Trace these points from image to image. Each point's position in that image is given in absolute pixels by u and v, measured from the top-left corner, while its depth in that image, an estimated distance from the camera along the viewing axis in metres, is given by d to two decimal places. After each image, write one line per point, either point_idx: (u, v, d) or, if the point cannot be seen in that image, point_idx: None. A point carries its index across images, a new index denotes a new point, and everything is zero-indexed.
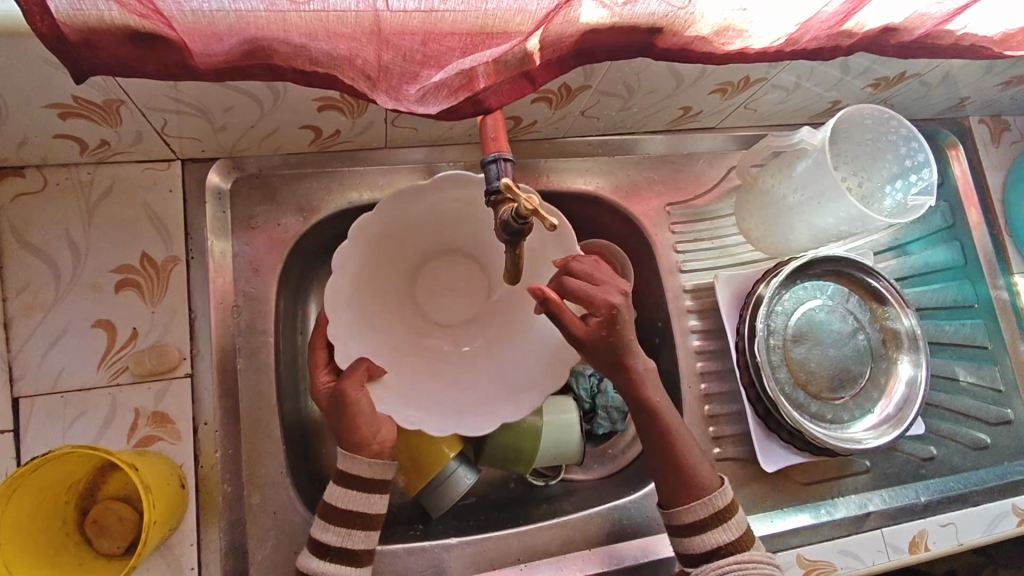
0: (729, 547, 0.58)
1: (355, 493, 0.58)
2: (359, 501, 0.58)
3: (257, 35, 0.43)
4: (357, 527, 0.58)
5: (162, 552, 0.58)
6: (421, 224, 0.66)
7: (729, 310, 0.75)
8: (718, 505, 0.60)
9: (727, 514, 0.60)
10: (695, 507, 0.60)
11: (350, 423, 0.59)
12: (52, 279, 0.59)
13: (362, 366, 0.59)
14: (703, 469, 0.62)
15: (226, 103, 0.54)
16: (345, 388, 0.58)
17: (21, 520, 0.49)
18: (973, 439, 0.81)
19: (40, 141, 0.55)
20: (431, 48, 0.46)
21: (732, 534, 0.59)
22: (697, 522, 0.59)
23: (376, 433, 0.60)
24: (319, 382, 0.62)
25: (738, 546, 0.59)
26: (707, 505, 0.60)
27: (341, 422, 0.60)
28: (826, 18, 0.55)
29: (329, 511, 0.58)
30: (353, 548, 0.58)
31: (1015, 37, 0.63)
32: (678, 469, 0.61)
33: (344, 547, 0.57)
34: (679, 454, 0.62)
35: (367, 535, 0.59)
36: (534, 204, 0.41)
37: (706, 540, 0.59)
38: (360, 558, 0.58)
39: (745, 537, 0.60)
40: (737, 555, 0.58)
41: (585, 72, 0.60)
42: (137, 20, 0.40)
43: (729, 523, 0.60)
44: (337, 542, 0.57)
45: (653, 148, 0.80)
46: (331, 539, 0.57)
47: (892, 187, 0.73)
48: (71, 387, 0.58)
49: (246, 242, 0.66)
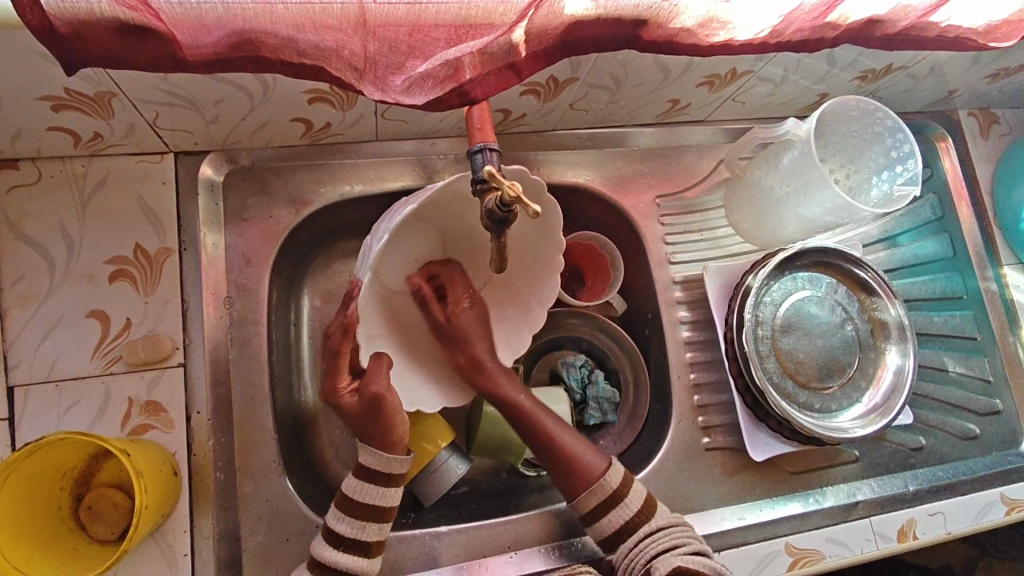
0: (636, 521, 0.61)
1: (373, 487, 0.59)
2: (377, 494, 0.59)
3: (245, 27, 0.44)
4: (370, 519, 0.58)
5: (155, 539, 0.59)
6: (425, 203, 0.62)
7: (718, 300, 0.76)
8: (611, 486, 0.62)
9: (622, 492, 0.62)
10: (591, 492, 0.62)
11: (381, 423, 0.59)
12: (46, 270, 0.60)
13: (385, 358, 0.60)
14: (585, 450, 0.65)
15: (216, 96, 0.55)
16: (373, 389, 0.58)
17: (16, 505, 0.50)
18: (962, 429, 0.82)
19: (33, 133, 0.56)
20: (416, 39, 0.48)
21: (636, 506, 0.61)
22: (597, 508, 0.62)
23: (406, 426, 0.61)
24: (341, 387, 0.62)
25: (642, 517, 0.61)
26: (601, 487, 0.62)
27: (372, 422, 0.59)
28: (810, 10, 0.55)
29: (347, 503, 0.59)
30: (366, 540, 0.58)
31: (999, 29, 0.63)
32: (561, 454, 0.64)
33: (357, 539, 0.58)
34: (555, 437, 0.65)
35: (381, 526, 0.59)
36: (517, 191, 0.42)
37: (614, 522, 0.61)
38: (371, 549, 0.59)
39: (647, 505, 0.62)
40: (647, 527, 0.60)
41: (571, 64, 0.61)
42: (126, 12, 0.41)
43: (628, 498, 0.62)
44: (350, 534, 0.58)
45: (642, 141, 0.80)
46: (343, 531, 0.58)
47: (879, 178, 0.74)
48: (65, 376, 0.59)
49: (238, 234, 0.67)
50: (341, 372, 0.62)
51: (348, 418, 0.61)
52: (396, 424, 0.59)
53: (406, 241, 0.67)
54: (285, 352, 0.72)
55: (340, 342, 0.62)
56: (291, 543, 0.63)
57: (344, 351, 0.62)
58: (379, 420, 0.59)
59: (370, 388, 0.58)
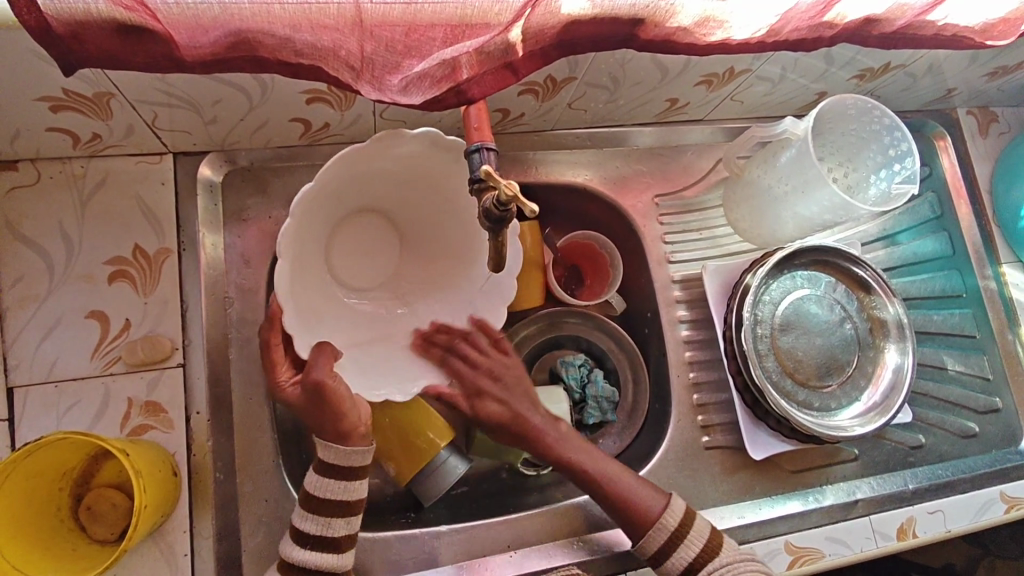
0: (701, 559, 0.60)
1: (333, 481, 0.58)
2: (339, 490, 0.58)
3: (241, 27, 0.44)
4: (336, 515, 0.58)
5: (155, 539, 0.59)
6: (360, 180, 0.63)
7: (717, 300, 0.76)
8: (671, 526, 0.61)
9: (683, 530, 0.61)
10: (653, 535, 0.62)
11: (330, 412, 0.58)
12: (46, 271, 0.60)
13: (327, 347, 0.59)
14: (641, 492, 0.64)
15: (214, 97, 0.55)
16: (314, 377, 0.57)
17: (14, 505, 0.50)
18: (962, 427, 0.82)
19: (32, 134, 0.56)
20: (413, 39, 0.48)
21: (700, 543, 0.61)
22: (662, 551, 0.61)
23: (357, 414, 0.60)
24: (283, 379, 0.61)
25: (708, 555, 0.60)
26: (661, 529, 0.62)
27: (319, 412, 0.59)
28: (807, 9, 0.55)
29: (310, 501, 0.58)
30: (334, 536, 0.58)
31: (996, 27, 0.63)
32: (619, 499, 0.64)
33: (321, 536, 0.57)
34: (612, 485, 0.64)
35: (348, 521, 0.59)
36: (514, 191, 0.42)
37: (680, 561, 0.61)
38: (340, 544, 0.58)
39: (710, 542, 0.61)
40: (714, 564, 0.60)
41: (569, 64, 0.61)
42: (123, 12, 0.41)
43: (690, 536, 0.61)
44: (315, 532, 0.57)
45: (641, 140, 0.80)
46: (309, 529, 0.57)
47: (877, 177, 0.74)
48: (65, 377, 0.59)
49: (238, 235, 0.67)
50: (280, 363, 0.61)
51: (296, 411, 0.60)
52: (345, 409, 0.59)
53: (355, 232, 0.68)
54: None
55: (270, 332, 0.61)
56: None
57: (277, 341, 0.62)
58: (326, 408, 0.58)
59: (312, 376, 0.57)
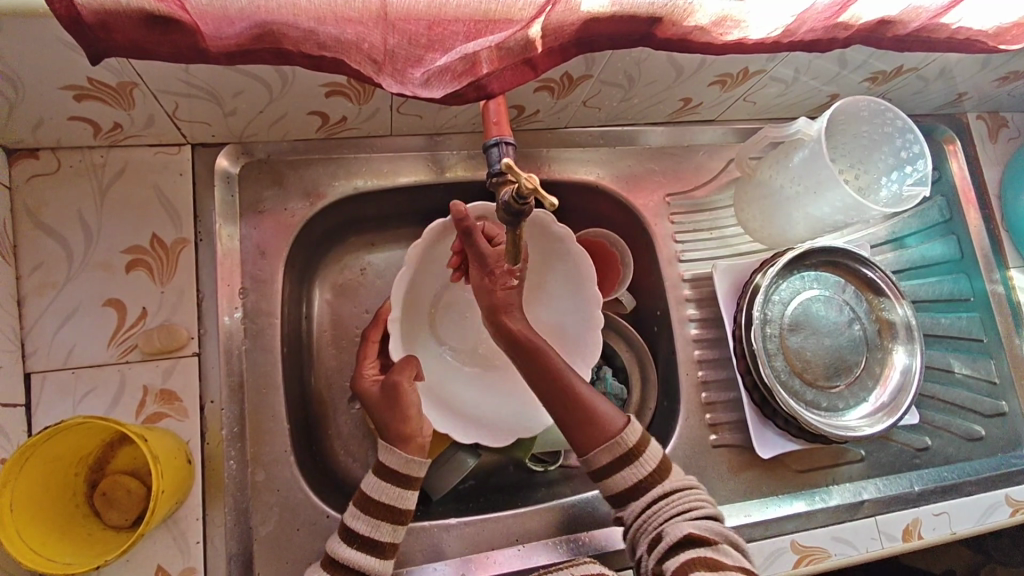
0: (650, 481, 0.59)
1: (389, 485, 0.59)
2: (393, 494, 0.59)
3: (267, 19, 0.45)
4: (385, 518, 0.58)
5: (168, 526, 0.59)
6: None
7: (726, 299, 0.77)
8: (630, 442, 0.59)
9: (640, 450, 0.59)
10: (607, 447, 0.59)
11: (399, 413, 0.62)
12: (65, 258, 0.60)
13: (415, 361, 0.66)
14: (603, 405, 0.61)
15: (235, 88, 0.56)
16: (396, 378, 0.64)
17: (31, 488, 0.51)
18: (968, 431, 0.82)
19: (55, 123, 0.56)
20: (436, 32, 0.49)
21: (650, 467, 0.59)
22: (611, 464, 0.59)
23: (418, 425, 0.63)
24: (368, 372, 0.67)
25: (657, 479, 0.59)
26: (616, 445, 0.59)
27: (388, 411, 0.63)
28: (823, 10, 0.56)
29: (363, 501, 0.58)
30: (379, 539, 0.57)
31: (1010, 32, 0.64)
32: (576, 404, 0.61)
33: (372, 538, 0.57)
34: (577, 391, 0.61)
35: (395, 529, 0.58)
36: (534, 184, 0.42)
37: (625, 480, 0.59)
38: (383, 550, 0.57)
39: (662, 466, 0.59)
40: (660, 490, 0.58)
41: (586, 62, 0.61)
42: (152, 3, 0.42)
43: (644, 458, 0.59)
44: (365, 532, 0.57)
45: (654, 139, 0.81)
46: (359, 528, 0.57)
47: (888, 178, 0.75)
48: (81, 364, 0.59)
49: (253, 226, 0.68)
50: (369, 358, 0.69)
51: (369, 404, 0.65)
52: (411, 417, 0.63)
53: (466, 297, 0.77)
54: (297, 345, 0.73)
55: (371, 331, 0.70)
56: (301, 533, 0.63)
57: (373, 338, 0.70)
58: (397, 409, 0.63)
59: (393, 377, 0.64)
